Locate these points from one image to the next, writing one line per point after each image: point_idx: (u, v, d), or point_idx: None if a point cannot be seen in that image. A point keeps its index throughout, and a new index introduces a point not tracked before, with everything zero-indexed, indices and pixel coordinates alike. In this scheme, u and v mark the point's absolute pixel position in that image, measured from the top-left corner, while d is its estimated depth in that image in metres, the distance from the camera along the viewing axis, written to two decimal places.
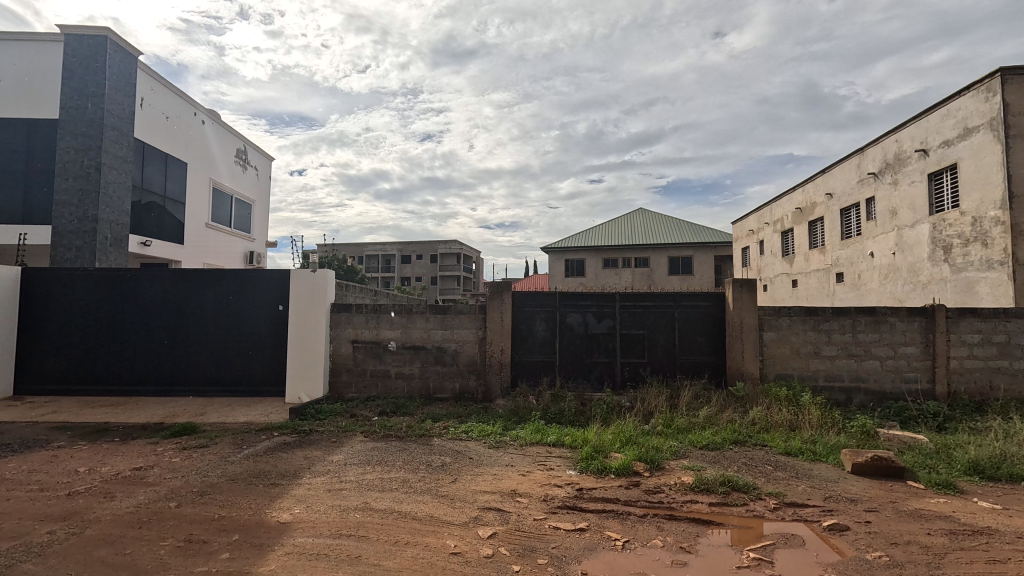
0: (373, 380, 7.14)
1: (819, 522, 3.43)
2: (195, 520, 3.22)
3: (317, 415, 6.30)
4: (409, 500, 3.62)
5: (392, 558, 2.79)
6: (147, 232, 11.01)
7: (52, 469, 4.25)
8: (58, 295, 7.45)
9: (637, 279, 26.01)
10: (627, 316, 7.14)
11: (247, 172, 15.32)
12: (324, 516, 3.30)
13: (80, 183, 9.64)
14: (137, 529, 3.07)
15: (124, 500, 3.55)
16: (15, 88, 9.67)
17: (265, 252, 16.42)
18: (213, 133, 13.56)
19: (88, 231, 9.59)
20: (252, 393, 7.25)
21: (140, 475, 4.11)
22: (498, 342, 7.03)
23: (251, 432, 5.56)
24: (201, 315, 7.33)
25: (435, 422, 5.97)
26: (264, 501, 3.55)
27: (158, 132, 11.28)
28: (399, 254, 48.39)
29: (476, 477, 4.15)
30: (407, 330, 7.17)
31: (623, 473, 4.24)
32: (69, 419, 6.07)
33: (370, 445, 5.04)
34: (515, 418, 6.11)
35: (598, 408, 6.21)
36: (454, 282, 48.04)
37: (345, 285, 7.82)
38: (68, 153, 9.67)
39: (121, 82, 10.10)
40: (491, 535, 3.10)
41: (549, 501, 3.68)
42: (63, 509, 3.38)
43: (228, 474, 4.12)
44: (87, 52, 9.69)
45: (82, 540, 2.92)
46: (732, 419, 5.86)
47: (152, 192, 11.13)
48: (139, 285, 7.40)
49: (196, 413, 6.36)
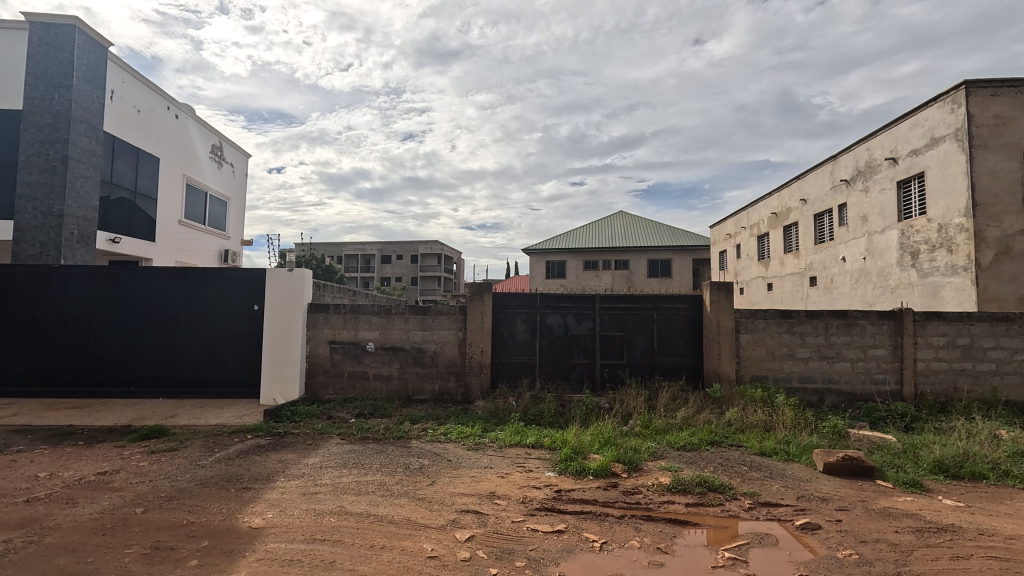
0: (351, 381, 7.03)
1: (792, 521, 3.49)
2: (162, 526, 3.12)
3: (293, 416, 6.18)
4: (386, 504, 3.57)
5: (368, 563, 2.74)
6: (115, 229, 10.63)
7: (11, 474, 4.08)
8: (21, 294, 7.17)
9: (618, 281, 26.28)
10: (608, 318, 7.18)
11: (223, 168, 14.98)
12: (298, 521, 3.24)
13: (45, 177, 9.29)
14: (101, 537, 2.96)
15: (87, 506, 3.42)
16: None
17: (240, 251, 16.03)
18: (188, 128, 13.21)
19: (53, 226, 9.24)
20: (225, 394, 7.09)
21: (106, 479, 3.98)
22: (479, 344, 6.99)
23: (223, 434, 5.42)
24: (172, 316, 7.13)
25: (412, 424, 5.92)
26: (235, 506, 3.45)
27: (128, 125, 10.93)
28: (379, 254, 47.98)
29: (454, 480, 4.12)
30: (386, 331, 7.08)
31: (601, 474, 4.26)
32: (30, 422, 5.83)
33: (347, 447, 4.97)
34: (495, 420, 6.10)
35: (577, 410, 6.23)
36: (435, 282, 47.87)
37: (323, 284, 7.69)
38: (32, 146, 9.29)
39: (90, 73, 9.77)
40: (469, 538, 3.07)
41: (527, 503, 3.67)
42: (22, 516, 3.24)
43: (198, 478, 4.01)
44: (55, 42, 9.35)
45: (42, 549, 2.80)
46: (709, 420, 5.95)
47: (122, 187, 10.78)
48: (109, 284, 7.17)
49: (166, 415, 6.19)
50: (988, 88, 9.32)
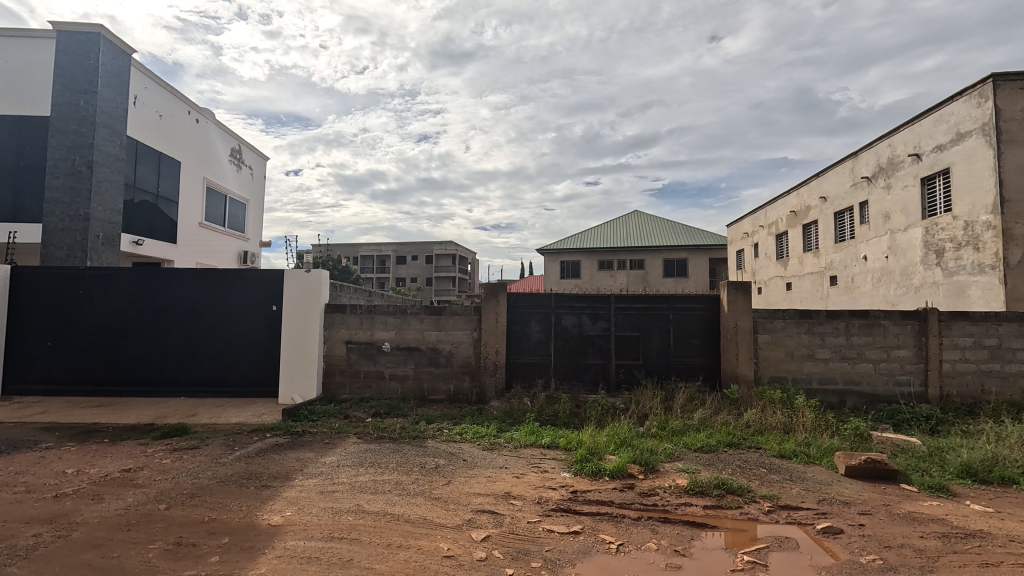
0: (367, 381, 7.09)
1: (813, 525, 3.43)
2: (184, 522, 3.18)
3: (310, 416, 6.26)
4: (402, 503, 3.59)
5: (385, 561, 2.75)
6: (138, 231, 10.88)
7: (40, 470, 4.19)
8: (48, 295, 7.37)
9: (632, 281, 26.11)
10: (623, 318, 7.13)
11: (242, 170, 15.23)
12: (315, 519, 3.27)
13: (71, 181, 9.54)
14: (126, 532, 3.03)
15: (113, 502, 3.50)
16: (6, 85, 9.56)
17: (259, 252, 16.27)
18: (208, 131, 13.45)
19: (79, 229, 9.49)
20: (244, 393, 7.21)
21: (130, 476, 4.07)
22: (493, 344, 7.00)
23: (243, 433, 5.51)
24: (192, 316, 7.26)
25: (428, 424, 5.95)
26: (254, 504, 3.51)
27: (150, 129, 11.17)
28: (394, 255, 48.37)
29: (470, 479, 4.13)
30: (402, 331, 7.13)
31: (617, 475, 4.23)
32: (58, 419, 6.00)
33: (364, 447, 5.01)
34: (510, 420, 6.09)
35: (592, 411, 6.20)
36: (450, 283, 48.10)
37: (339, 285, 7.78)
38: (59, 151, 9.55)
39: (114, 79, 10.01)
40: (485, 538, 3.08)
41: (543, 504, 3.66)
42: (50, 511, 3.34)
43: (219, 476, 4.08)
44: (80, 50, 9.61)
45: (69, 543, 2.88)
46: (726, 421, 5.87)
47: (144, 191, 11.02)
48: (132, 285, 7.33)
49: (187, 414, 6.31)
50: (1017, 81, 9.05)
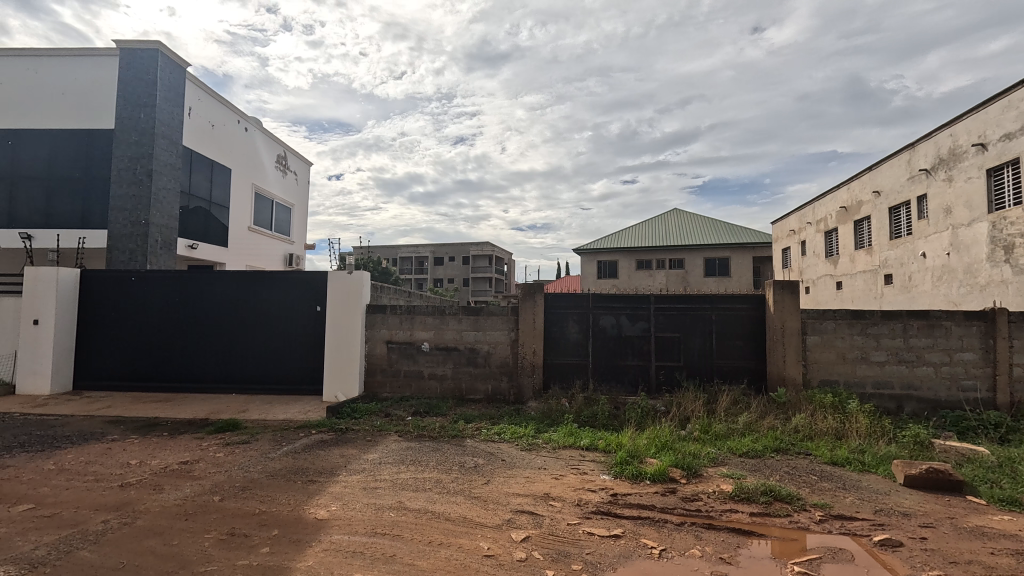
0: (407, 380, 7.22)
1: (869, 537, 3.25)
2: (237, 514, 3.32)
3: (353, 413, 6.41)
4: (442, 501, 3.63)
5: (427, 558, 2.79)
6: (193, 236, 11.46)
7: (107, 461, 4.48)
8: (112, 296, 7.85)
9: (672, 281, 25.56)
10: (662, 318, 6.99)
11: (287, 176, 15.80)
12: (359, 514, 3.35)
13: (133, 190, 10.14)
14: (184, 521, 3.19)
15: (172, 492, 3.70)
16: (74, 100, 10.26)
17: (303, 255, 16.85)
18: (256, 139, 14.03)
19: (140, 234, 10.08)
20: (290, 391, 7.48)
21: (187, 468, 4.29)
22: (531, 344, 7.00)
23: (290, 429, 5.71)
24: (242, 317, 7.59)
25: (466, 423, 6.00)
26: (302, 498, 3.63)
27: (203, 139, 11.74)
28: (432, 257, 49.10)
29: (509, 480, 4.14)
30: (440, 331, 7.22)
31: (658, 479, 4.14)
32: (123, 413, 6.39)
33: (404, 445, 5.10)
34: (548, 421, 6.07)
35: (632, 413, 6.10)
36: (487, 283, 48.41)
37: (380, 286, 7.96)
38: (122, 161, 10.18)
39: (171, 92, 10.59)
40: (525, 539, 3.07)
41: (582, 506, 3.63)
42: (117, 499, 3.56)
43: (268, 470, 4.24)
44: (141, 66, 10.22)
45: (134, 530, 3.06)
46: (773, 426, 5.66)
47: (198, 197, 11.60)
48: (186, 287, 7.73)
49: (239, 410, 6.60)
50: None
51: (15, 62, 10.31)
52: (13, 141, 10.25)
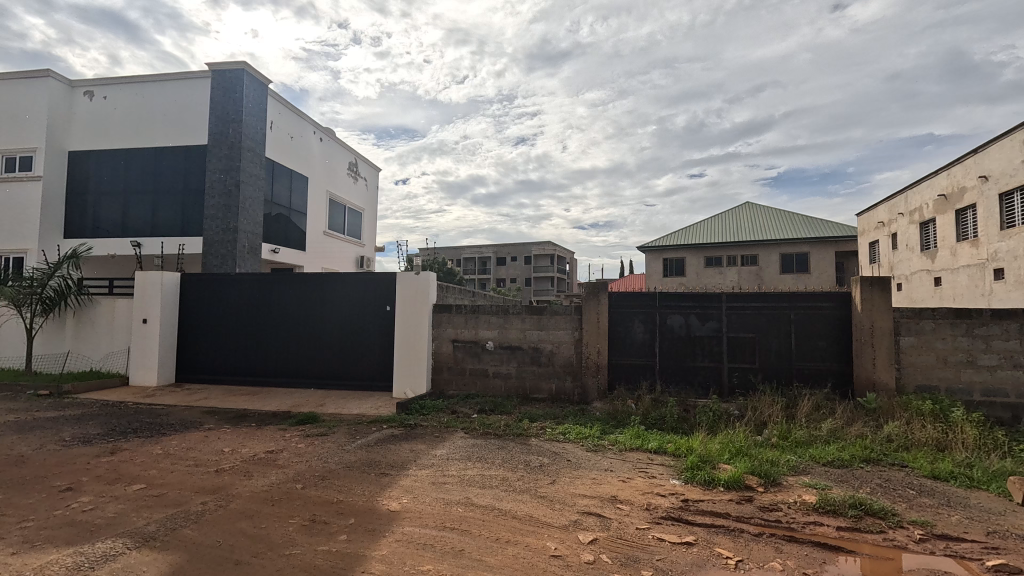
0: (472, 378, 7.35)
1: (980, 562, 2.92)
2: (317, 501, 3.53)
3: (421, 410, 6.61)
4: (509, 499, 3.66)
5: (495, 555, 2.82)
6: (275, 241, 12.31)
7: (204, 447, 4.91)
8: (207, 298, 8.59)
9: (744, 278, 24.29)
10: (735, 318, 6.65)
11: (358, 182, 16.58)
12: (429, 508, 3.45)
13: (223, 199, 11.03)
14: (271, 506, 3.43)
15: (260, 479, 4.00)
16: (174, 120, 11.33)
17: (373, 257, 17.61)
18: (330, 148, 14.83)
19: (230, 241, 10.96)
20: (363, 386, 7.85)
21: (273, 457, 4.60)
22: (595, 344, 6.90)
23: (363, 423, 5.98)
24: (318, 316, 8.05)
25: (531, 422, 6.01)
26: (375, 490, 3.79)
27: (283, 150, 12.57)
28: (495, 257, 49.71)
29: (575, 480, 4.10)
30: (504, 330, 7.28)
31: (733, 486, 3.94)
32: (217, 404, 6.97)
33: (470, 441, 5.20)
34: (614, 422, 5.95)
35: (703, 416, 5.85)
36: (549, 283, 48.33)
37: (446, 287, 8.15)
38: (214, 173, 11.10)
39: (255, 108, 11.41)
40: (593, 541, 3.03)
41: (651, 510, 3.52)
42: (213, 483, 3.89)
43: (344, 461, 4.47)
44: (229, 86, 11.11)
45: (228, 512, 3.33)
46: (862, 434, 5.22)
47: (279, 204, 12.43)
48: (269, 289, 8.30)
49: (317, 404, 7.00)
50: None
51: (125, 89, 11.54)
52: (125, 160, 11.48)
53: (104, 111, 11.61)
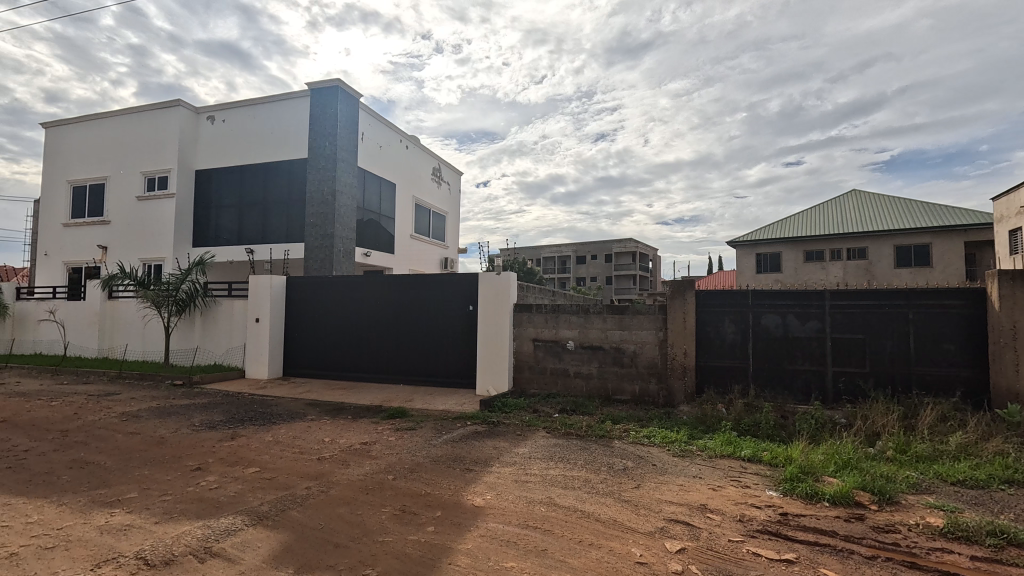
0: (553, 378, 7.35)
1: None
2: (407, 493, 3.70)
3: (504, 407, 6.72)
4: (592, 501, 3.62)
5: (578, 557, 2.80)
6: (367, 245, 13.10)
7: (308, 437, 5.34)
8: (308, 299, 9.33)
9: (851, 274, 22.11)
10: (841, 318, 6.07)
11: (441, 186, 17.18)
12: (512, 505, 3.50)
13: (321, 208, 11.92)
14: (366, 495, 3.66)
15: (356, 468, 4.28)
16: (279, 137, 12.46)
17: (456, 258, 18.17)
18: (415, 155, 15.51)
19: (328, 246, 11.84)
20: (448, 383, 8.13)
21: (367, 448, 4.91)
22: (681, 345, 6.62)
23: (449, 419, 6.20)
24: (406, 315, 8.46)
25: (614, 424, 5.90)
26: (461, 484, 3.91)
27: (373, 159, 13.34)
28: (575, 256, 49.33)
29: (661, 486, 3.96)
30: (586, 330, 7.20)
31: (840, 502, 3.60)
32: (318, 397, 7.57)
33: (552, 441, 5.20)
34: (702, 427, 5.67)
35: (804, 424, 5.40)
36: (631, 281, 47.11)
37: (526, 286, 8.22)
38: (313, 184, 12.03)
39: (348, 121, 12.22)
40: (680, 551, 2.91)
41: (746, 523, 3.31)
42: (316, 470, 4.22)
43: (431, 456, 4.66)
44: (326, 102, 12.00)
45: (328, 498, 3.60)
46: (1003, 451, 4.54)
47: (370, 211, 13.21)
48: (362, 290, 8.86)
49: (406, 399, 7.36)
50: None
51: (239, 113, 12.86)
52: (240, 176, 12.80)
53: (223, 133, 13.02)
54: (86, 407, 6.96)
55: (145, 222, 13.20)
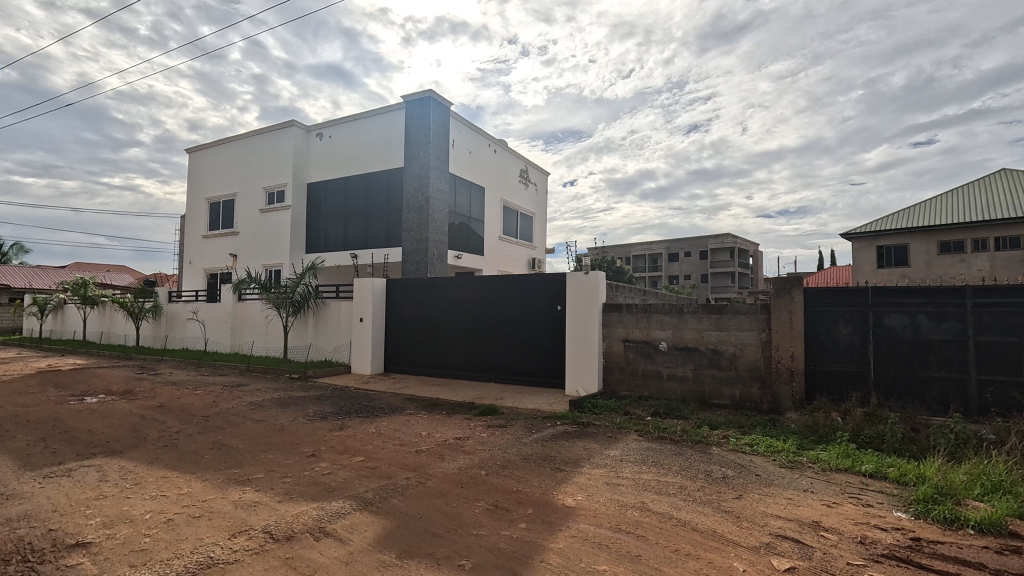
0: (645, 380, 7.13)
1: None
2: (499, 489, 3.79)
3: (594, 408, 6.64)
4: (689, 509, 3.46)
5: (674, 566, 2.69)
6: (458, 247, 13.59)
7: (407, 430, 5.67)
8: (405, 299, 9.88)
9: (1000, 267, 19.06)
10: (987, 317, 5.26)
11: (529, 187, 17.36)
12: (604, 508, 3.45)
13: (416, 213, 12.55)
14: (460, 488, 3.80)
15: (452, 462, 4.46)
16: (379, 148, 13.33)
17: (544, 258, 18.26)
18: (503, 158, 15.82)
19: (423, 249, 12.44)
20: (537, 382, 8.21)
21: (461, 443, 5.10)
22: (788, 347, 6.11)
23: (539, 418, 6.25)
24: (496, 315, 8.66)
25: (712, 430, 5.59)
26: (551, 484, 3.93)
27: (464, 164, 13.80)
28: (667, 253, 47.43)
29: (766, 498, 3.69)
30: (679, 330, 6.90)
31: (989, 531, 3.12)
32: (415, 393, 7.99)
33: (644, 445, 5.04)
34: (814, 437, 5.19)
35: (940, 438, 4.75)
36: (729, 279, 44.33)
37: (615, 285, 8.05)
38: (409, 191, 12.70)
39: (440, 129, 12.76)
40: (790, 570, 2.69)
41: (868, 545, 2.98)
42: (414, 461, 4.47)
43: (522, 453, 4.73)
44: (420, 113, 12.63)
45: (426, 488, 3.79)
46: None
47: (461, 214, 13.68)
48: (454, 291, 9.22)
49: (497, 397, 7.54)
50: None
51: (344, 129, 13.95)
52: (344, 187, 13.88)
53: (330, 149, 14.20)
54: (222, 395, 7.93)
55: (266, 233, 14.76)
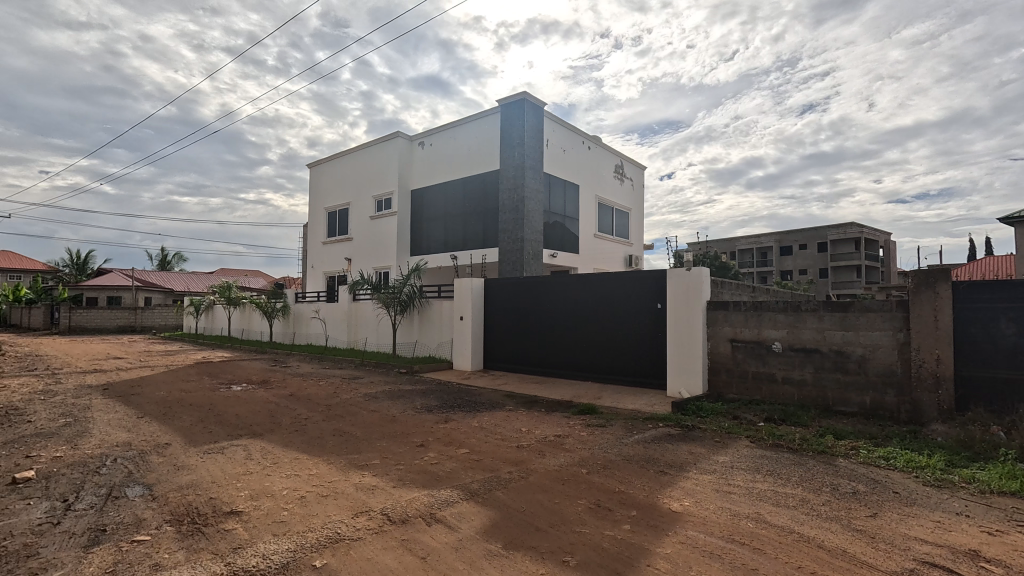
0: (756, 383, 6.64)
1: None
2: (600, 488, 3.75)
3: (699, 411, 6.32)
4: (812, 525, 3.16)
5: None
6: (553, 246, 13.63)
7: (508, 425, 5.80)
8: (503, 298, 10.12)
9: None
10: None
11: (624, 183, 16.94)
12: (715, 516, 3.27)
13: (512, 214, 12.78)
14: (561, 485, 3.82)
15: (552, 459, 4.49)
16: (476, 153, 13.79)
17: (641, 255, 17.71)
18: (598, 155, 15.59)
19: (518, 249, 12.66)
20: (637, 383, 7.99)
21: (560, 441, 5.12)
22: (931, 350, 5.35)
23: (640, 419, 6.08)
24: (593, 313, 8.57)
25: (837, 439, 5.07)
26: (656, 487, 3.81)
27: (558, 163, 13.82)
28: (778, 246, 43.70)
29: (908, 519, 3.26)
30: (796, 330, 6.34)
31: None
32: (514, 390, 8.16)
33: (757, 452, 4.70)
34: (968, 453, 4.49)
35: None
36: (853, 273, 39.79)
37: (721, 282, 7.60)
38: (505, 192, 12.97)
39: (534, 130, 12.89)
40: None
41: None
42: (516, 456, 4.57)
43: (623, 454, 4.64)
44: (514, 115, 12.85)
45: (528, 483, 3.86)
46: None
47: (556, 213, 13.70)
48: (551, 289, 9.27)
49: (595, 396, 7.45)
50: None
51: (443, 136, 14.62)
52: (444, 192, 14.54)
53: (431, 156, 14.95)
54: (341, 387, 8.68)
55: (376, 237, 15.91)
